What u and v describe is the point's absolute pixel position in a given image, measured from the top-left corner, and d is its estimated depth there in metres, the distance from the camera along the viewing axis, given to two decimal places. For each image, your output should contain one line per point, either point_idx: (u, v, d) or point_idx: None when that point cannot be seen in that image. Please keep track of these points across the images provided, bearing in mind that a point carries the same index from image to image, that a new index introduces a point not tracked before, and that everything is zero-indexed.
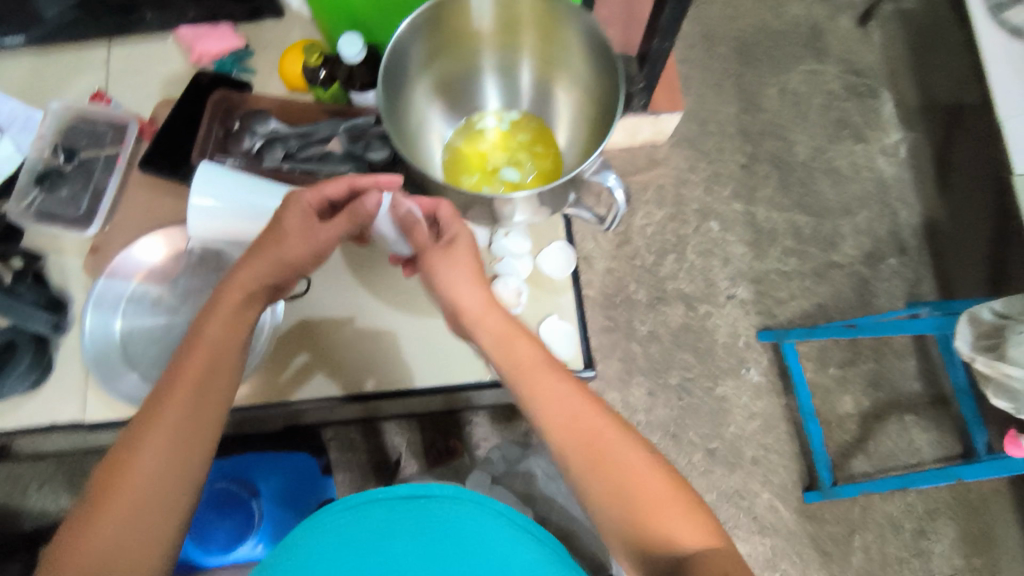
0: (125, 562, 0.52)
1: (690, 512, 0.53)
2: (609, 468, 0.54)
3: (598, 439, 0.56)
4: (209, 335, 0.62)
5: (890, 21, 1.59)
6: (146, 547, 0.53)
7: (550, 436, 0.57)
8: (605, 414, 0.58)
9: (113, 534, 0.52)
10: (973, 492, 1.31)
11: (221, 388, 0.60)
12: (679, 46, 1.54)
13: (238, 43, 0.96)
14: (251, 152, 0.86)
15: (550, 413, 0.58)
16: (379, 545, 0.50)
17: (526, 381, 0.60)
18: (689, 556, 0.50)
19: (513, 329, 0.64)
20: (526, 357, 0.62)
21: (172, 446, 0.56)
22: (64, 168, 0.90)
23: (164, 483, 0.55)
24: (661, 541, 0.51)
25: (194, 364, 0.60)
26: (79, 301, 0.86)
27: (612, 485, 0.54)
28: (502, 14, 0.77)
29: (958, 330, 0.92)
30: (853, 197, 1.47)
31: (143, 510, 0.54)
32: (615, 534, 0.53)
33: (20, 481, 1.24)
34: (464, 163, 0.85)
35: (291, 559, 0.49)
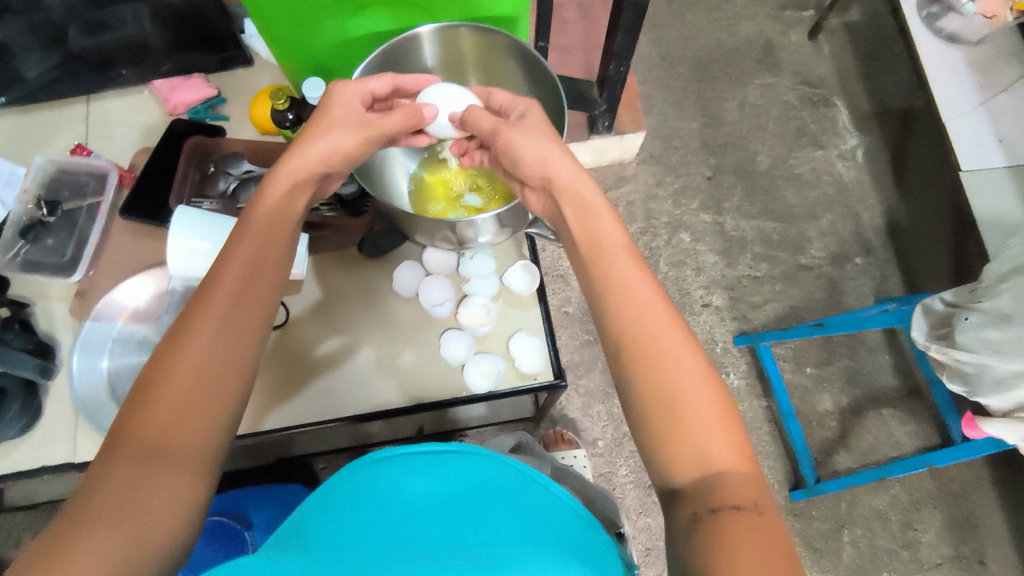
0: (178, 449, 0.47)
1: (729, 429, 0.48)
2: (672, 363, 0.50)
3: (659, 337, 0.51)
4: (262, 218, 0.60)
5: (838, 33, 1.67)
6: (197, 440, 0.48)
7: (615, 324, 0.53)
8: (672, 311, 0.53)
9: (168, 421, 0.47)
10: (956, 480, 1.33)
11: (273, 278, 0.57)
12: (639, 68, 1.60)
13: (210, 92, 1.01)
14: (227, 193, 0.91)
15: (621, 299, 0.54)
16: (429, 481, 0.52)
17: (600, 266, 0.57)
18: (713, 476, 0.46)
19: (595, 210, 0.61)
20: (606, 240, 0.58)
21: (229, 335, 0.52)
22: (46, 220, 0.93)
23: (219, 366, 0.51)
24: (688, 452, 0.47)
25: (250, 252, 0.57)
26: (66, 345, 0.90)
27: (666, 380, 0.49)
28: (444, 47, 0.84)
29: (914, 322, 0.98)
30: (816, 202, 1.53)
31: (199, 397, 0.49)
32: (644, 439, 0.50)
33: (15, 531, 1.24)
34: (430, 191, 0.90)
35: (330, 501, 0.51)
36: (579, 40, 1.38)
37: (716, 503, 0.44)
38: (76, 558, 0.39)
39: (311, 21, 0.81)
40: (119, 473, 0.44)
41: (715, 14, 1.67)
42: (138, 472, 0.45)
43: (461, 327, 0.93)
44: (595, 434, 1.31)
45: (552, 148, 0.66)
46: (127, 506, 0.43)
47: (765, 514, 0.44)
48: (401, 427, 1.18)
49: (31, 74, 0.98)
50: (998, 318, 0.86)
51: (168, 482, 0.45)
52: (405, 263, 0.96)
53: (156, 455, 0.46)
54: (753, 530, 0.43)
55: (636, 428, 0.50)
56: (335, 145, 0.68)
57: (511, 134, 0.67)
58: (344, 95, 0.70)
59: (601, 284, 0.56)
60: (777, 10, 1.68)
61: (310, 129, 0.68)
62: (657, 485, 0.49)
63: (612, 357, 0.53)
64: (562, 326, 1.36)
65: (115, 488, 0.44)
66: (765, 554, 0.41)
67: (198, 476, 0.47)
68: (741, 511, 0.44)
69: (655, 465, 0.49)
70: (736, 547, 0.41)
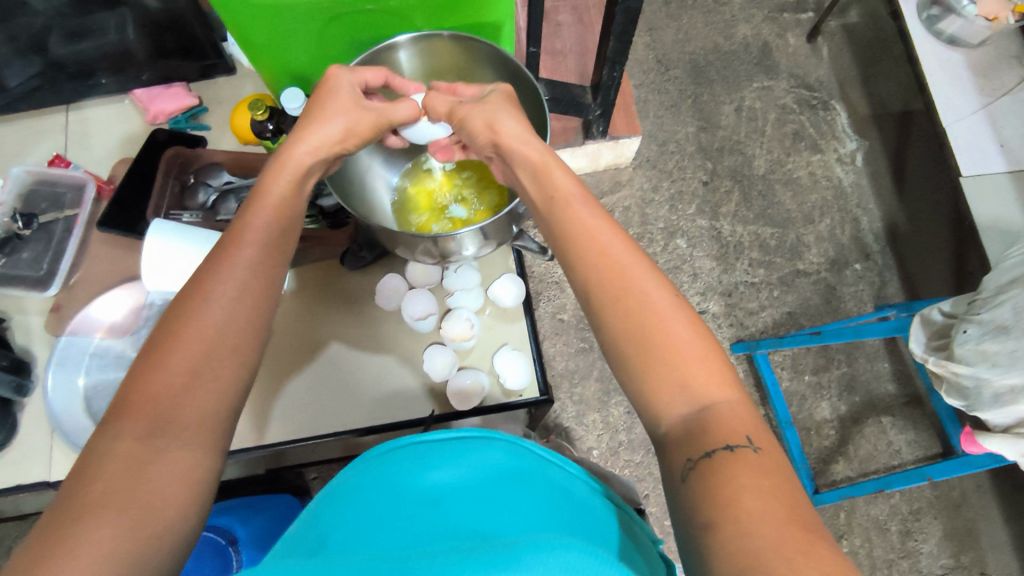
0: (188, 425, 0.44)
1: (712, 362, 0.48)
2: (646, 305, 0.50)
3: (627, 280, 0.51)
4: (273, 192, 0.58)
5: (836, 35, 1.64)
6: (207, 417, 0.46)
7: (581, 273, 0.53)
8: (637, 254, 0.53)
9: (177, 394, 0.45)
10: (956, 489, 1.30)
11: (287, 254, 0.56)
12: (634, 71, 1.58)
13: (191, 101, 1.01)
14: (206, 206, 0.90)
15: (584, 248, 0.54)
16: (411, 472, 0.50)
17: (561, 216, 0.56)
18: (702, 412, 0.46)
19: (549, 168, 0.61)
20: (561, 193, 0.58)
21: (244, 307, 0.50)
22: (23, 233, 0.92)
23: (230, 345, 0.48)
24: (675, 392, 0.47)
25: (263, 223, 0.55)
26: (42, 360, 0.90)
27: (636, 322, 0.49)
28: (423, 56, 0.82)
29: (912, 332, 0.96)
30: (814, 206, 1.50)
31: (211, 373, 0.47)
32: (629, 382, 0.49)
33: (2, 544, 1.22)
34: (413, 204, 0.88)
35: (339, 499, 0.50)
36: (574, 43, 1.36)
37: (710, 446, 0.44)
38: (79, 542, 0.37)
39: (289, 32, 0.80)
40: (126, 449, 0.42)
41: (712, 17, 1.64)
42: (146, 448, 0.42)
43: (444, 342, 0.92)
44: (590, 443, 1.28)
45: (505, 116, 0.66)
46: (133, 484, 0.41)
47: (760, 450, 0.44)
48: None
49: (13, 83, 0.96)
50: (996, 329, 0.84)
51: (176, 460, 0.43)
52: (390, 275, 0.94)
53: (165, 429, 0.43)
54: (751, 470, 0.42)
55: (622, 373, 0.50)
56: (347, 125, 0.66)
57: (466, 110, 0.69)
58: (348, 81, 0.69)
59: (564, 233, 0.55)
60: (774, 12, 1.66)
61: (317, 109, 0.66)
62: (650, 428, 0.49)
63: (584, 304, 0.53)
64: (555, 334, 1.34)
65: (121, 465, 0.41)
66: (764, 494, 0.40)
67: (209, 453, 0.45)
68: (736, 450, 0.43)
69: (645, 408, 0.48)
70: (736, 492, 0.41)
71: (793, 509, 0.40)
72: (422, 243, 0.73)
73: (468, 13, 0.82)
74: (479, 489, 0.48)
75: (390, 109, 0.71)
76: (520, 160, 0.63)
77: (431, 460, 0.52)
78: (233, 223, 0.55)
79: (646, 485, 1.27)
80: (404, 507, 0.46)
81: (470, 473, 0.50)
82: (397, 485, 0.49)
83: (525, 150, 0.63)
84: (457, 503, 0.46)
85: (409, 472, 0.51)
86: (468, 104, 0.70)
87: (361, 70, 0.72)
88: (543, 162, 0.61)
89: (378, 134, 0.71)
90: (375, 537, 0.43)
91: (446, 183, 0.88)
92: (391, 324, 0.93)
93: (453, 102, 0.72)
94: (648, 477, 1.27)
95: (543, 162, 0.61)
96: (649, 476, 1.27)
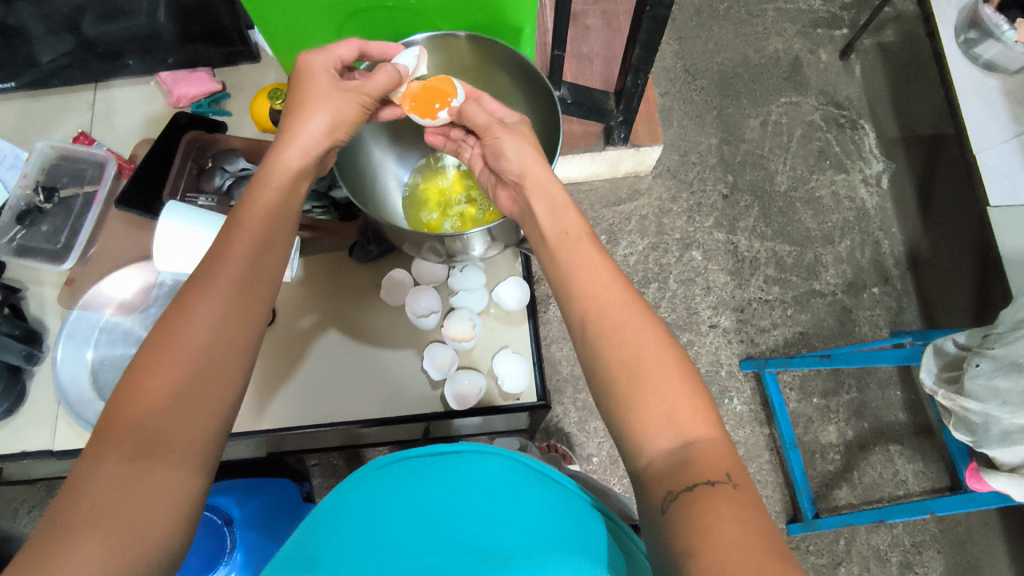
0: (175, 445, 0.45)
1: (697, 400, 0.48)
2: (634, 340, 0.51)
3: (623, 313, 0.53)
4: (259, 200, 0.59)
5: (870, 54, 1.61)
6: (196, 430, 0.47)
7: (579, 302, 0.55)
8: (633, 292, 0.55)
9: (168, 404, 0.46)
10: (962, 525, 1.27)
11: (274, 254, 0.57)
12: (660, 80, 1.57)
13: (214, 87, 1.03)
14: (222, 189, 0.92)
15: (584, 281, 0.56)
16: (401, 491, 0.50)
17: (570, 251, 0.58)
18: (686, 447, 0.46)
19: (562, 204, 0.63)
20: (574, 230, 0.60)
21: (234, 314, 0.52)
22: (44, 206, 0.95)
23: (224, 359, 0.50)
24: (660, 425, 0.47)
25: (251, 233, 0.56)
26: (54, 331, 0.92)
27: (625, 355, 0.51)
28: (444, 56, 0.82)
29: (923, 361, 0.94)
30: (835, 226, 1.47)
31: (193, 383, 0.48)
32: (617, 414, 0.50)
33: (9, 507, 1.26)
34: (424, 200, 0.89)
35: (334, 514, 0.50)
36: (601, 48, 1.35)
37: (692, 480, 0.44)
38: (67, 563, 0.38)
39: (308, 21, 0.81)
40: (114, 470, 0.43)
41: (743, 29, 1.62)
42: (133, 469, 0.43)
43: (445, 340, 0.92)
44: (590, 450, 1.28)
45: (534, 151, 0.67)
46: (122, 506, 0.42)
47: (738, 485, 0.44)
48: (390, 437, 1.13)
49: (44, 59, 0.98)
50: (1009, 365, 0.82)
51: (162, 480, 0.44)
52: (397, 268, 0.95)
53: (153, 452, 0.44)
54: (730, 502, 0.43)
55: (608, 399, 0.51)
56: (335, 116, 0.66)
57: (501, 133, 0.69)
58: (321, 67, 0.67)
59: (568, 265, 0.57)
60: (807, 27, 1.63)
61: (306, 107, 0.65)
62: (632, 462, 0.49)
63: (578, 335, 0.55)
64: (562, 338, 1.34)
65: (110, 485, 0.42)
66: (745, 527, 0.41)
67: (197, 474, 0.46)
68: (716, 484, 0.44)
69: (628, 441, 0.49)
70: (715, 522, 0.41)
71: (769, 542, 0.40)
72: (428, 241, 0.73)
73: (493, 11, 0.82)
74: (468, 504, 0.48)
75: (368, 84, 0.69)
76: (540, 194, 0.64)
77: (426, 472, 0.52)
78: (226, 232, 0.56)
79: None
80: (394, 521, 0.47)
81: (458, 487, 0.50)
82: (390, 497, 0.49)
83: (554, 187, 0.65)
84: (444, 522, 0.47)
85: (403, 482, 0.51)
86: (505, 126, 0.70)
87: (333, 49, 0.69)
88: (567, 202, 0.63)
89: (366, 115, 0.70)
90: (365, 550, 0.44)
91: (458, 184, 0.89)
92: (394, 319, 0.94)
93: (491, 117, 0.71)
94: None
95: (567, 202, 0.63)
96: None
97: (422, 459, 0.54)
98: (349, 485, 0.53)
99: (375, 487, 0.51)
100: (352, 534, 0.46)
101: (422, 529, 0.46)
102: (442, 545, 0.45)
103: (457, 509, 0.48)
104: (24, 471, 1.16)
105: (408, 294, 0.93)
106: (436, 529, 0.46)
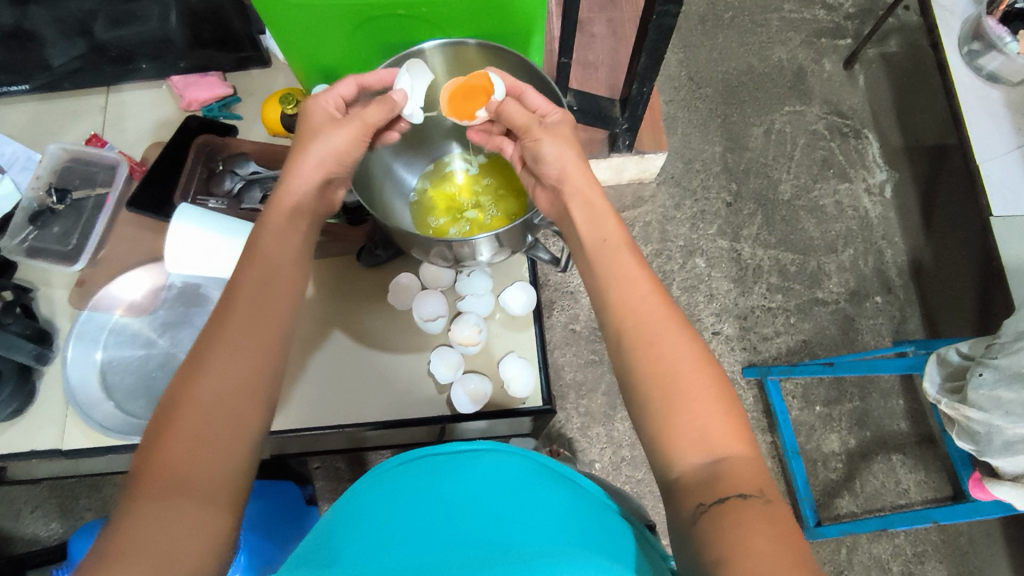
0: (200, 483, 0.47)
1: (732, 418, 0.51)
2: (669, 355, 0.53)
3: (659, 326, 0.55)
4: (263, 243, 0.61)
5: (873, 64, 1.62)
6: (218, 472, 0.49)
7: (616, 313, 0.57)
8: (671, 304, 0.57)
9: (190, 446, 0.48)
10: (964, 535, 1.27)
11: (283, 288, 0.59)
12: (665, 88, 1.57)
13: (225, 91, 1.04)
14: (232, 193, 0.93)
15: (623, 291, 0.58)
16: (429, 489, 0.50)
17: (608, 259, 0.61)
18: (717, 463, 0.49)
19: (601, 211, 0.65)
20: (613, 238, 0.62)
21: (252, 340, 0.54)
22: (57, 208, 0.97)
23: (248, 395, 0.52)
24: (693, 442, 0.50)
25: (262, 272, 0.59)
26: (63, 332, 0.93)
27: (660, 371, 0.53)
28: (453, 66, 0.84)
29: (926, 371, 0.94)
30: (838, 235, 1.48)
31: (209, 425, 0.50)
32: (649, 428, 0.52)
33: (12, 507, 1.26)
34: (432, 206, 0.89)
35: (355, 507, 0.50)
36: (607, 56, 1.36)
37: (723, 493, 0.47)
38: None
39: (319, 28, 0.82)
40: (144, 509, 0.45)
41: (748, 38, 1.63)
42: (162, 508, 0.45)
43: (451, 344, 0.93)
44: (593, 456, 1.28)
45: (574, 153, 0.68)
46: (153, 543, 0.44)
47: (770, 501, 0.47)
48: (393, 441, 1.14)
49: (56, 63, 0.99)
50: (1013, 377, 0.82)
51: (192, 517, 0.46)
52: (404, 272, 0.96)
53: (178, 489, 0.46)
54: (762, 517, 0.45)
55: (639, 411, 0.53)
56: (326, 151, 0.68)
57: (542, 134, 0.69)
58: (322, 111, 0.71)
59: (606, 273, 0.60)
60: (811, 37, 1.64)
61: (299, 147, 0.68)
62: (661, 475, 0.51)
63: (613, 344, 0.57)
64: (565, 344, 1.34)
65: (142, 524, 0.44)
66: (776, 538, 0.43)
67: (225, 510, 0.48)
68: (749, 498, 0.46)
69: (659, 454, 0.51)
70: (748, 534, 0.43)
71: (800, 553, 0.42)
72: (436, 246, 0.73)
73: (502, 20, 0.83)
74: (488, 504, 0.48)
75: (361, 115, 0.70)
76: (582, 198, 0.66)
77: (445, 473, 0.52)
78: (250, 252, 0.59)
79: (646, 501, 1.26)
80: (415, 517, 0.47)
81: (481, 488, 0.50)
82: (413, 495, 0.50)
83: (596, 191, 0.66)
84: (466, 519, 0.47)
85: (430, 480, 0.51)
86: (544, 127, 0.70)
87: (336, 88, 0.73)
88: (608, 208, 0.65)
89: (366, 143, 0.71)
90: (400, 546, 0.44)
91: (466, 190, 0.90)
92: (400, 324, 0.94)
93: (532, 118, 0.70)
94: (648, 495, 1.26)
95: (608, 208, 0.65)
96: (649, 494, 1.26)
97: (447, 455, 0.54)
98: (368, 482, 0.54)
99: (393, 485, 0.52)
100: (373, 532, 0.46)
101: (449, 523, 0.46)
102: (467, 544, 0.44)
103: (474, 510, 0.48)
104: (28, 470, 1.16)
105: (415, 298, 0.94)
106: (453, 526, 0.46)
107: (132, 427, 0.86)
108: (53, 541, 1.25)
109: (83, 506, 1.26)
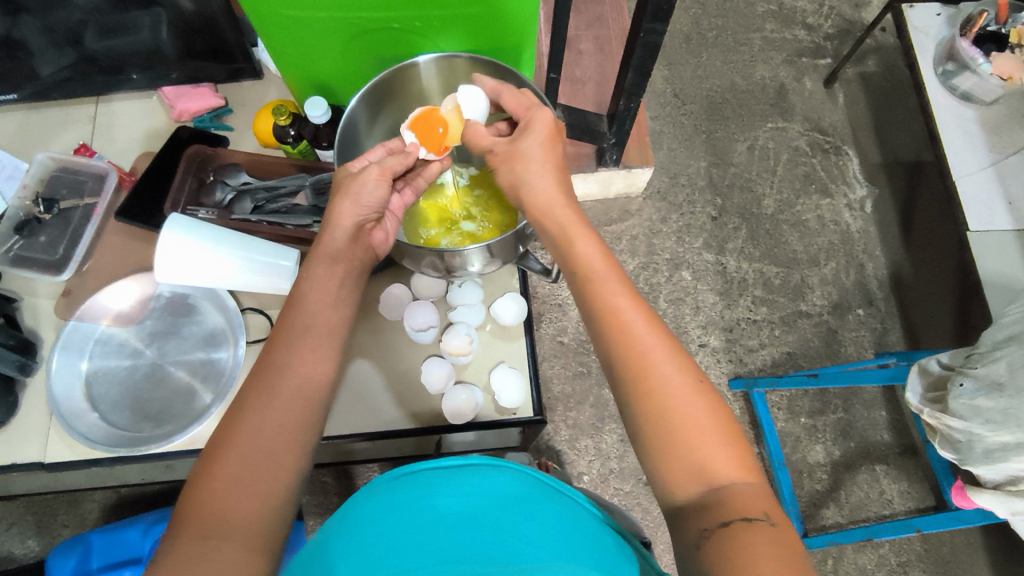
0: (235, 524, 0.50)
1: (731, 446, 0.52)
2: (661, 391, 0.54)
3: (646, 359, 0.55)
4: (308, 289, 0.65)
5: (852, 82, 1.67)
6: (255, 515, 0.51)
7: (605, 347, 0.58)
8: (658, 333, 0.57)
9: (227, 488, 0.52)
10: (946, 545, 1.28)
11: (317, 331, 0.63)
12: (651, 104, 1.60)
13: (217, 103, 1.06)
14: (222, 204, 0.93)
15: (609, 325, 0.58)
16: (422, 502, 0.50)
17: (589, 290, 0.61)
18: (718, 491, 0.50)
19: (579, 229, 0.65)
20: (588, 266, 0.62)
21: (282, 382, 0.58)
22: (43, 217, 0.97)
23: (285, 439, 0.56)
24: (690, 473, 0.51)
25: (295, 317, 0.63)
26: (46, 343, 0.92)
27: (653, 408, 0.53)
28: (442, 78, 0.85)
29: (908, 381, 0.96)
30: (820, 249, 1.51)
31: (247, 468, 0.53)
32: (648, 462, 0.54)
33: None
34: (425, 217, 0.90)
35: (349, 520, 0.50)
36: (594, 72, 1.39)
37: (727, 517, 0.48)
38: None
39: (310, 42, 0.83)
40: (186, 548, 0.48)
41: (731, 56, 1.67)
42: (202, 546, 0.48)
43: (442, 355, 0.93)
44: (581, 468, 1.28)
45: (536, 176, 0.68)
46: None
47: (776, 524, 0.47)
48: (382, 454, 1.14)
49: (45, 73, 0.99)
50: (991, 386, 0.84)
51: (227, 556, 0.48)
52: (395, 284, 0.97)
53: (218, 530, 0.49)
54: (768, 539, 0.46)
55: (638, 444, 0.55)
56: (357, 198, 0.70)
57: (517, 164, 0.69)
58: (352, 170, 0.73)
59: (592, 307, 0.60)
60: (793, 56, 1.69)
61: (331, 199, 0.70)
62: (665, 504, 0.53)
63: (607, 377, 0.58)
64: (554, 356, 1.34)
65: (182, 562, 0.47)
66: (781, 562, 0.44)
67: (260, 553, 0.50)
68: (753, 522, 0.47)
69: (660, 486, 0.53)
70: (753, 557, 0.44)
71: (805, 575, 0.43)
72: (428, 256, 0.74)
73: (490, 35, 0.85)
74: (490, 516, 0.49)
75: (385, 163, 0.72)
76: (558, 215, 0.67)
77: (438, 487, 0.52)
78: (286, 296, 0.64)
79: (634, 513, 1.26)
80: (408, 531, 0.47)
81: (484, 502, 0.51)
82: (405, 508, 0.50)
83: (570, 210, 0.67)
84: (467, 530, 0.47)
85: (421, 493, 0.51)
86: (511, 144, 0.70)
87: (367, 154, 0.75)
88: (582, 224, 0.66)
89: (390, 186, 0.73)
90: (394, 561, 0.44)
91: (457, 201, 0.90)
92: (391, 336, 0.94)
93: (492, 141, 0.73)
94: (636, 507, 1.26)
95: (580, 222, 0.66)
96: (637, 506, 1.26)
97: (441, 469, 0.55)
98: (362, 496, 0.54)
99: (385, 498, 0.52)
100: (368, 549, 0.46)
101: (445, 537, 0.46)
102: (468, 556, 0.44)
103: (473, 520, 0.48)
104: (6, 485, 1.14)
105: (406, 309, 0.95)
106: (450, 539, 0.45)
107: (119, 440, 0.85)
108: (29, 559, 1.22)
109: (61, 522, 1.23)
